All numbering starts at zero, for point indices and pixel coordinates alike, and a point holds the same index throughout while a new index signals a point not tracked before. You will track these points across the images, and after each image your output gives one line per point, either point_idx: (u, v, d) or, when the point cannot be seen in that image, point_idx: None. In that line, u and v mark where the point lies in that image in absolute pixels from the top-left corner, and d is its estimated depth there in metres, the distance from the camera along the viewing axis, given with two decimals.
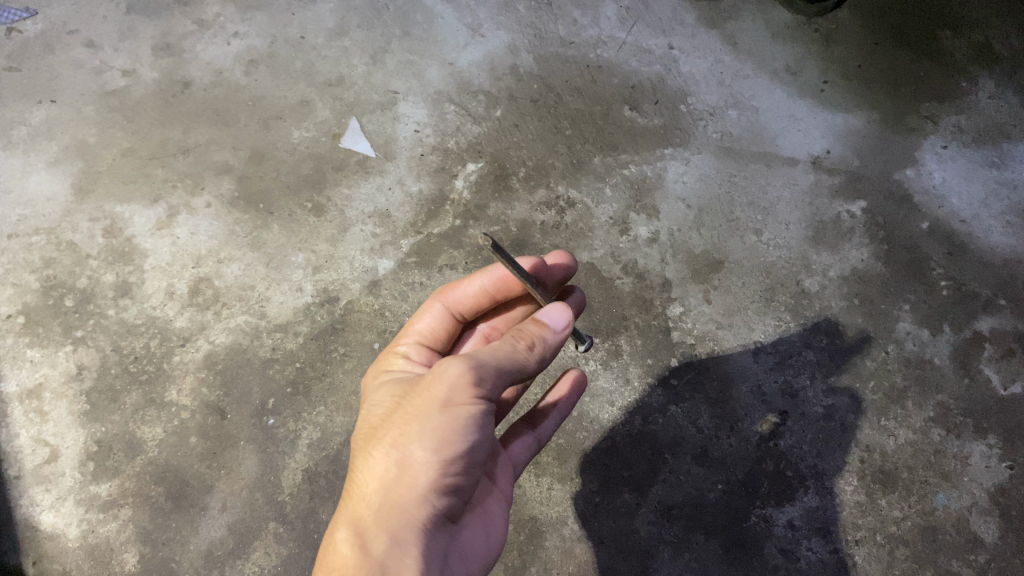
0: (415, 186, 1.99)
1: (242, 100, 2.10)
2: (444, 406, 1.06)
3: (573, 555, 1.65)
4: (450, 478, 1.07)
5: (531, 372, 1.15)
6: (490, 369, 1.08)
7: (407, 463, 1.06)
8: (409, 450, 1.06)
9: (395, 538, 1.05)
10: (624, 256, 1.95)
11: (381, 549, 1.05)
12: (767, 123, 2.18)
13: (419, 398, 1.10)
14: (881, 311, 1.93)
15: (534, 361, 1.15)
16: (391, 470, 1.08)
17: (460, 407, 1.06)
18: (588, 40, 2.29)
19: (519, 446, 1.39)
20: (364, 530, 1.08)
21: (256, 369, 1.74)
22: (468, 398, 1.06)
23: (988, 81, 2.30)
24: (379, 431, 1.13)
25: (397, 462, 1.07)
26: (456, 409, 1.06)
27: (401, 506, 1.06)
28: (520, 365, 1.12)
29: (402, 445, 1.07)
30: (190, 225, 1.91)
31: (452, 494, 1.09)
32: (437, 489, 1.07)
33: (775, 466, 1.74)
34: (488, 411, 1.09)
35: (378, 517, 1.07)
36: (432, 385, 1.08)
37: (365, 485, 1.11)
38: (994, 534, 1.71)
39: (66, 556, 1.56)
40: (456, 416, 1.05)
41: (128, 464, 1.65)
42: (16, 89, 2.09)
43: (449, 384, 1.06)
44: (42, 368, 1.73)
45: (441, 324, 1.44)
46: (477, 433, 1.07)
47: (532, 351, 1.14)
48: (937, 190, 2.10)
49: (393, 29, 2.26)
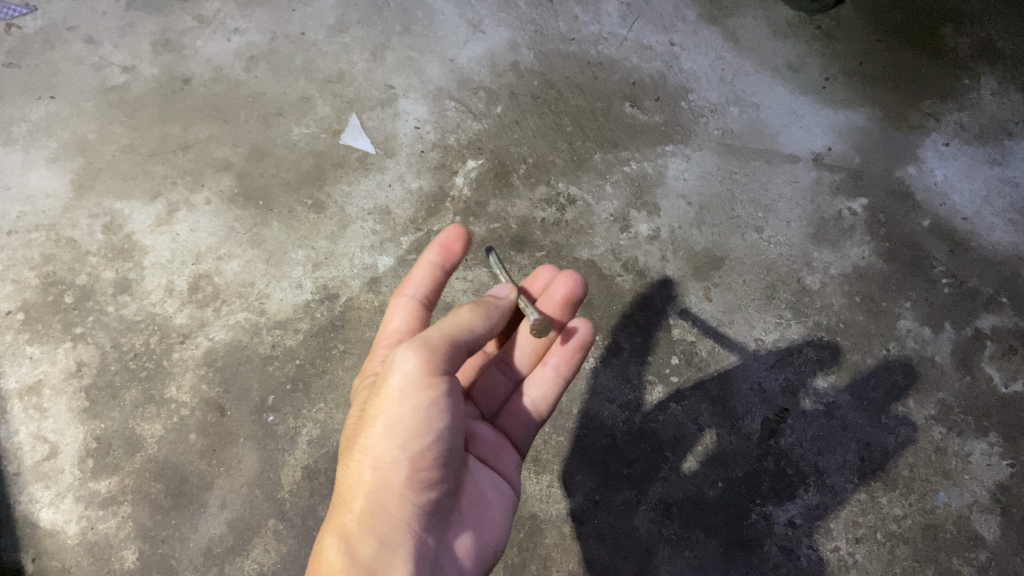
0: (415, 183, 1.98)
1: (242, 96, 2.09)
2: (403, 399, 1.07)
3: (572, 552, 1.65)
4: (423, 475, 1.08)
5: (482, 329, 1.20)
6: (441, 352, 1.11)
7: (380, 465, 1.08)
8: (379, 451, 1.08)
9: (381, 541, 1.07)
10: (624, 253, 1.94)
11: (370, 553, 1.07)
12: (769, 120, 2.18)
13: (380, 397, 1.11)
14: (882, 309, 1.92)
15: (479, 319, 1.20)
16: (365, 474, 1.10)
17: (418, 397, 1.07)
18: (588, 37, 2.28)
19: (518, 429, 1.40)
20: (351, 537, 1.10)
21: (256, 366, 1.74)
22: (425, 384, 1.08)
23: (991, 79, 2.29)
24: (352, 438, 1.15)
25: (371, 466, 1.09)
26: (415, 400, 1.07)
27: (382, 509, 1.08)
28: (467, 334, 1.17)
29: (372, 448, 1.09)
30: (190, 221, 1.91)
31: (431, 491, 1.10)
32: (413, 488, 1.08)
33: (776, 464, 1.74)
34: (450, 391, 1.10)
35: (362, 522, 1.09)
36: (387, 379, 1.10)
37: (346, 492, 1.13)
38: (994, 533, 1.70)
39: (65, 552, 1.56)
40: (416, 407, 1.07)
41: (128, 461, 1.65)
42: (16, 85, 2.08)
43: (406, 377, 1.08)
44: (42, 364, 1.73)
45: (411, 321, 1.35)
46: (441, 419, 1.08)
47: (479, 312, 1.21)
48: (938, 187, 2.09)
49: (393, 25, 2.25)
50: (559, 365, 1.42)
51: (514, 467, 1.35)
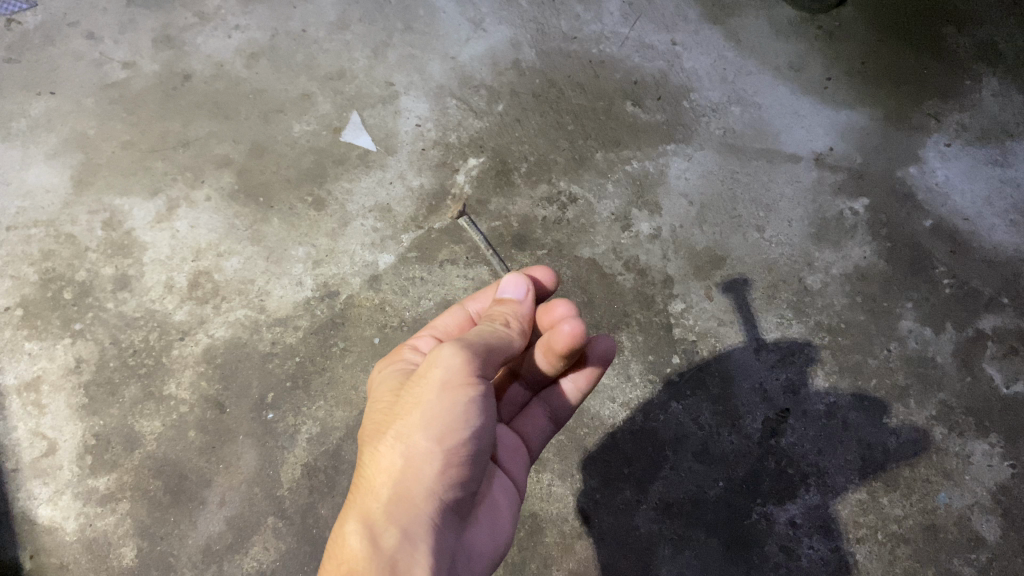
0: (416, 180, 1.98)
1: (243, 93, 2.09)
2: (444, 388, 1.08)
3: (573, 551, 1.64)
4: (454, 469, 1.06)
5: (518, 347, 1.23)
6: (480, 351, 1.13)
7: (414, 453, 1.05)
8: (414, 439, 1.06)
9: (406, 530, 1.02)
10: (626, 252, 1.94)
11: (392, 542, 1.01)
12: (770, 120, 2.17)
13: (419, 385, 1.10)
14: (883, 309, 1.92)
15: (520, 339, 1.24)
16: (397, 462, 1.06)
17: (457, 389, 1.08)
18: (590, 35, 2.28)
19: (534, 434, 1.42)
20: (373, 523, 1.04)
21: (255, 363, 1.73)
22: (466, 379, 1.09)
23: (992, 80, 2.29)
24: (383, 425, 1.12)
25: (403, 454, 1.06)
26: (455, 393, 1.07)
27: (411, 498, 1.04)
28: (505, 341, 1.20)
29: (407, 436, 1.06)
30: (191, 218, 1.90)
31: (459, 487, 1.08)
32: (444, 482, 1.06)
33: (777, 463, 1.74)
34: (486, 393, 1.11)
35: (388, 509, 1.04)
36: (429, 371, 1.10)
37: (372, 479, 1.09)
38: (995, 533, 1.70)
39: (63, 549, 1.55)
40: (456, 399, 1.07)
41: (127, 458, 1.64)
42: (15, 80, 2.07)
43: (448, 368, 1.09)
44: (40, 360, 1.72)
45: (456, 322, 1.41)
46: (477, 416, 1.08)
47: (510, 326, 1.24)
48: (940, 188, 2.09)
49: (394, 23, 2.24)
50: (579, 379, 1.40)
51: (524, 475, 1.37)
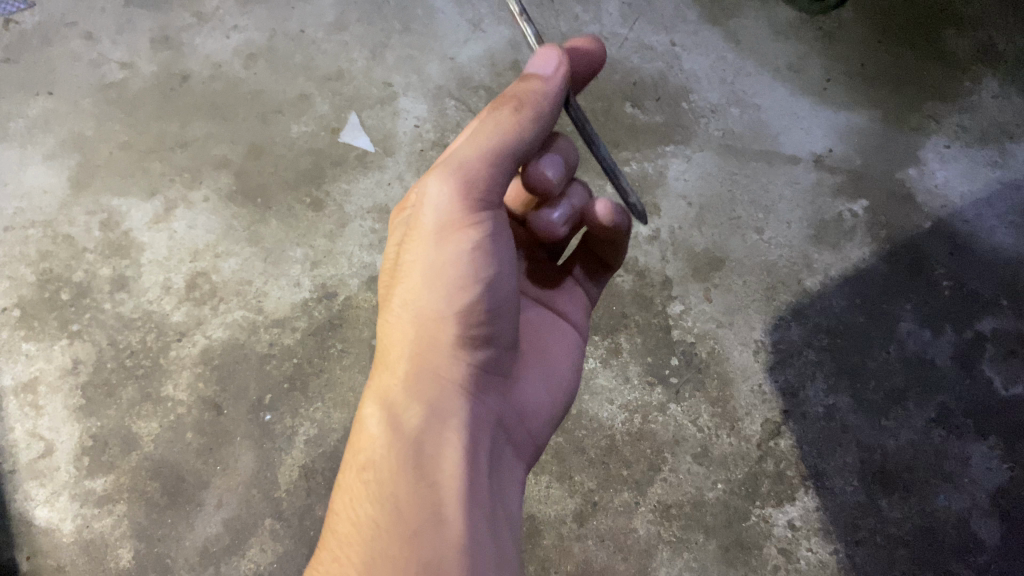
0: (414, 182, 1.98)
1: (241, 93, 2.08)
2: (442, 235, 1.03)
3: (571, 554, 1.64)
4: (472, 327, 1.05)
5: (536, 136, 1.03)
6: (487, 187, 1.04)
7: (424, 313, 1.04)
8: (422, 299, 1.04)
9: (429, 409, 1.02)
10: (624, 254, 1.94)
11: (416, 424, 1.02)
12: (769, 122, 2.17)
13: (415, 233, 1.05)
14: (882, 311, 1.91)
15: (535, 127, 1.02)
16: (409, 326, 1.06)
17: (461, 233, 1.02)
18: (588, 36, 2.27)
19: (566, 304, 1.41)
20: (394, 406, 1.04)
21: (253, 364, 1.73)
22: (466, 219, 1.02)
23: (992, 81, 2.29)
24: (389, 289, 1.10)
25: (415, 316, 1.05)
26: (457, 240, 1.03)
27: (436, 361, 1.05)
28: (512, 135, 1.00)
29: (413, 300, 1.05)
30: (188, 219, 1.90)
31: (482, 344, 1.08)
32: (463, 339, 1.05)
33: (776, 466, 1.74)
34: (493, 228, 1.05)
35: (411, 381, 1.05)
36: (421, 215, 1.04)
37: (388, 347, 1.08)
38: (995, 536, 1.70)
39: (60, 551, 1.55)
40: (460, 244, 1.03)
41: (124, 459, 1.64)
42: (14, 81, 2.07)
43: (439, 207, 1.02)
44: (37, 362, 1.72)
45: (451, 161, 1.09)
46: (487, 257, 1.04)
47: (521, 110, 1.00)
48: (939, 189, 2.09)
49: (392, 23, 2.24)
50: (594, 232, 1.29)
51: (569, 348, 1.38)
